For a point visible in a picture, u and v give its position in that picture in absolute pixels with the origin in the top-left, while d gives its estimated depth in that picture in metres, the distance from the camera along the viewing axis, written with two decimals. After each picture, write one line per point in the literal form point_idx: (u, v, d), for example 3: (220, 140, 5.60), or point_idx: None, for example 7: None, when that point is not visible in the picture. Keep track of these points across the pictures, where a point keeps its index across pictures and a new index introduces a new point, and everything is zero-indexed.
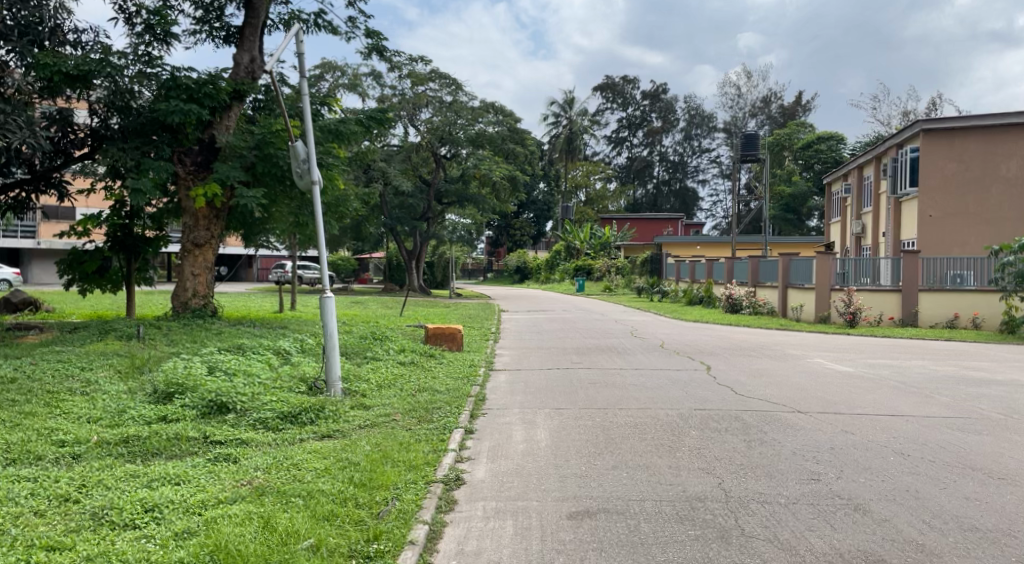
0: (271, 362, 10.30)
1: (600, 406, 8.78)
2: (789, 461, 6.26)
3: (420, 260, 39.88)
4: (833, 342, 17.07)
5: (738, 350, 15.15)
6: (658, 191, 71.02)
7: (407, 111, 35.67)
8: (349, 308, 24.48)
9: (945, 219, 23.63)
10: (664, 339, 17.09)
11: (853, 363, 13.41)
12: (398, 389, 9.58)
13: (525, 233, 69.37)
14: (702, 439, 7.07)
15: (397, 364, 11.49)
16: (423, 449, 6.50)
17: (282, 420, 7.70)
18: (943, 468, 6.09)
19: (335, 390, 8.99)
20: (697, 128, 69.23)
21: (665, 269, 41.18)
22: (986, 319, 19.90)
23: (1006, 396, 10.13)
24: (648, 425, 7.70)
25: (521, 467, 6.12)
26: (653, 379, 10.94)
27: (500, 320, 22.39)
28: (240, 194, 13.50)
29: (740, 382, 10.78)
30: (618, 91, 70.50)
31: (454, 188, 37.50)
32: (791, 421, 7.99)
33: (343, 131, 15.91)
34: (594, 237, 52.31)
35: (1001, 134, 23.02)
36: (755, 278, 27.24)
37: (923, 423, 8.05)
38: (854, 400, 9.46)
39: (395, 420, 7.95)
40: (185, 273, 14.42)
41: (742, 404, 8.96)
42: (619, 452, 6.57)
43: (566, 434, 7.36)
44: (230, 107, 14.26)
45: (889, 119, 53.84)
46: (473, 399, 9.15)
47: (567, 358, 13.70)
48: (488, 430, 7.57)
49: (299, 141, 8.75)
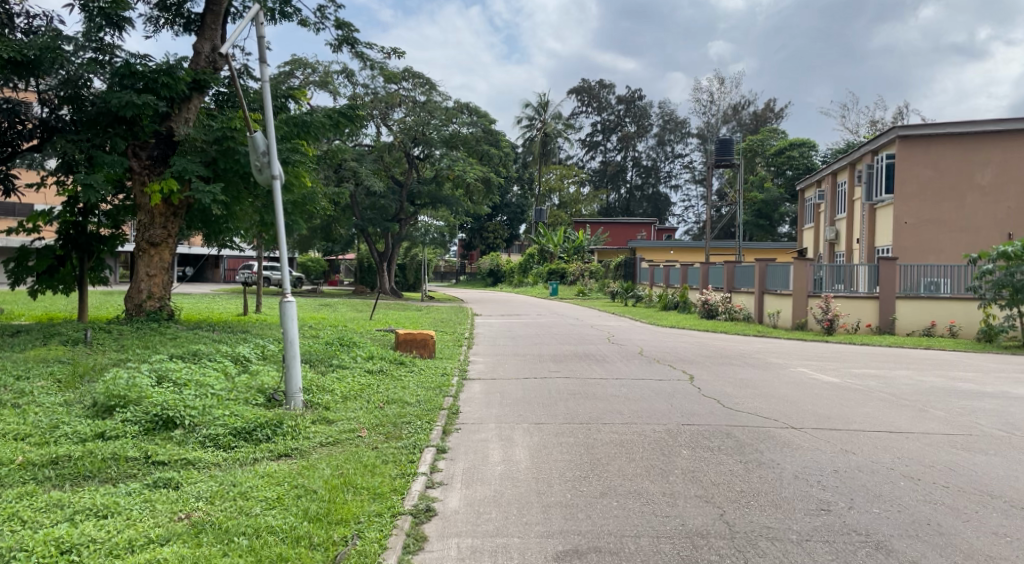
0: (227, 370, 9.57)
1: (582, 421, 8.20)
2: (793, 487, 5.72)
3: (392, 262, 39.05)
4: (813, 350, 16.71)
5: (719, 358, 14.68)
6: (632, 195, 70.86)
7: (380, 110, 34.89)
8: (317, 311, 23.63)
9: (921, 226, 23.42)
10: (642, 346, 16.58)
11: (839, 373, 12.95)
12: (365, 401, 8.89)
13: (499, 236, 68.67)
14: (694, 459, 6.50)
15: (365, 373, 10.80)
16: (389, 472, 5.85)
17: (234, 438, 6.99)
18: (959, 496, 5.61)
19: (295, 402, 8.27)
20: (670, 134, 69.13)
21: (639, 274, 40.85)
22: (963, 327, 19.70)
23: (1002, 410, 9.74)
24: (635, 442, 7.12)
25: (500, 495, 5.47)
26: (635, 390, 10.38)
27: (473, 325, 21.77)
28: (197, 189, 12.64)
29: (726, 393, 10.27)
30: (593, 95, 70.35)
31: (427, 189, 36.71)
32: (787, 439, 7.46)
33: (310, 124, 15.09)
34: (568, 240, 51.85)
35: (976, 141, 22.91)
36: (730, 283, 26.85)
37: (925, 441, 7.58)
38: (848, 414, 8.99)
39: (360, 437, 7.26)
40: (140, 272, 13.56)
41: (732, 418, 8.44)
42: (607, 476, 5.97)
43: (547, 453, 6.74)
44: (190, 99, 13.46)
45: (859, 128, 54.40)
46: (446, 413, 8.48)
47: (543, 366, 13.11)
48: (462, 449, 6.92)
49: (259, 131, 7.98)
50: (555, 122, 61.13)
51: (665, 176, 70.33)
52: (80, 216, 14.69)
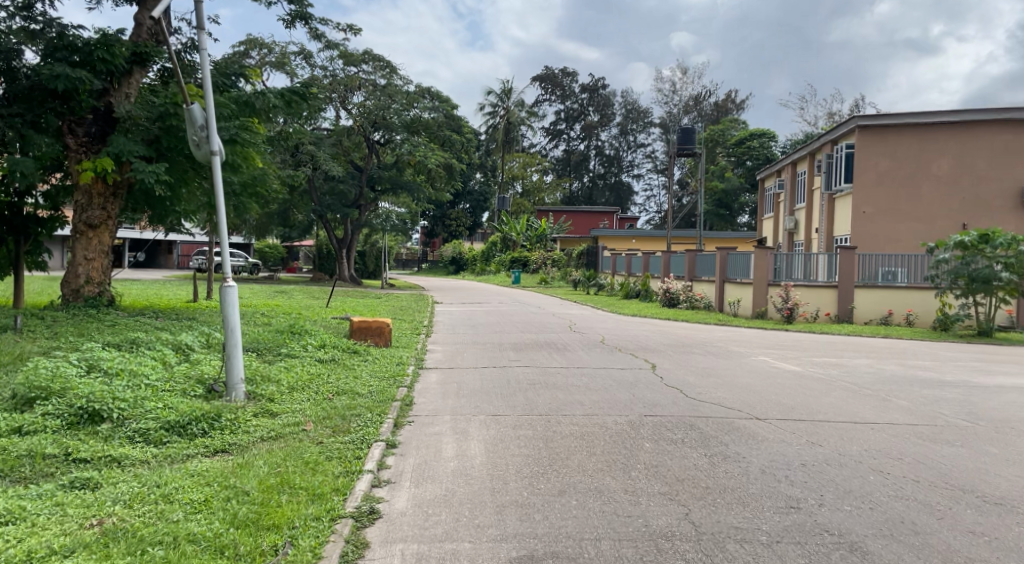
0: (166, 359, 9.02)
1: (542, 412, 7.86)
2: (761, 483, 5.43)
3: (351, 249, 38.30)
4: (774, 338, 16.60)
5: (681, 347, 14.46)
6: (595, 184, 70.79)
7: (339, 93, 34.08)
8: (271, 298, 22.91)
9: (879, 215, 23.53)
10: (604, 334, 16.32)
11: (801, 362, 12.81)
12: (313, 392, 8.42)
13: (461, 224, 68.00)
14: (657, 453, 6.20)
15: (315, 362, 10.32)
16: (333, 470, 5.42)
17: (165, 432, 6.50)
18: (931, 492, 5.38)
19: (237, 394, 7.78)
20: (633, 123, 69.11)
21: (601, 262, 40.70)
22: (920, 316, 19.89)
23: (964, 400, 9.64)
24: (596, 435, 6.81)
25: (451, 494, 5.10)
26: (596, 379, 10.07)
27: (433, 313, 21.32)
28: (137, 170, 11.96)
29: (689, 382, 10.02)
30: (556, 83, 70.00)
31: (387, 174, 35.96)
32: (752, 431, 7.19)
33: (259, 104, 14.46)
34: (530, 228, 51.54)
35: (934, 131, 23.11)
36: (691, 272, 26.75)
37: (891, 432, 7.40)
38: (812, 404, 8.79)
39: (305, 431, 6.82)
40: (77, 256, 12.84)
41: (695, 409, 8.18)
42: (566, 471, 5.63)
43: (504, 448, 6.37)
44: (131, 73, 12.71)
45: (816, 119, 55.00)
46: (399, 405, 8.05)
47: (504, 355, 12.73)
48: (414, 444, 6.52)
49: (195, 103, 7.44)
50: (518, 110, 60.62)
51: (628, 166, 70.33)
52: (16, 198, 13.70)
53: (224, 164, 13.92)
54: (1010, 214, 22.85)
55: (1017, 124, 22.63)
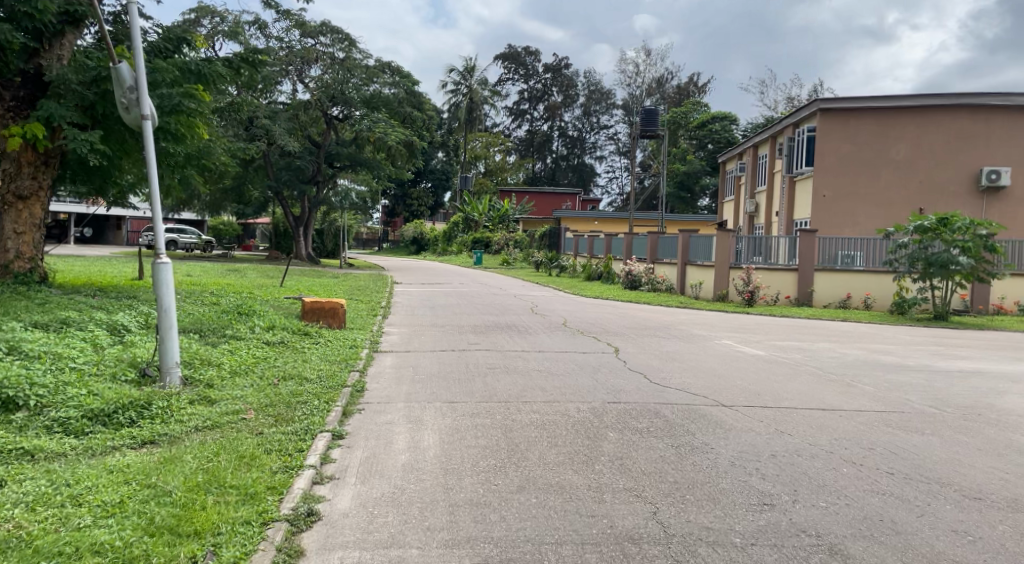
0: (97, 342, 8.43)
1: (501, 399, 7.46)
2: (731, 477, 5.08)
3: (308, 227, 37.39)
4: (737, 322, 16.42)
5: (643, 330, 14.16)
6: (558, 165, 70.31)
7: (295, 65, 33.13)
8: (223, 277, 22.10)
9: (838, 199, 23.54)
10: (566, 317, 15.98)
11: (764, 345, 12.60)
12: (257, 377, 7.92)
13: (422, 203, 67.09)
14: (621, 444, 5.84)
15: (262, 345, 9.78)
16: (270, 466, 4.95)
17: (88, 422, 6.00)
18: (907, 485, 5.08)
19: (171, 378, 7.23)
20: (596, 104, 68.73)
21: (564, 244, 40.42)
22: (877, 299, 19.94)
23: (928, 386, 9.46)
24: (558, 424, 6.44)
25: (400, 492, 4.67)
26: (559, 364, 9.69)
27: (391, 294, 20.76)
28: (70, 138, 11.24)
29: (653, 367, 9.69)
30: (520, 62, 69.27)
31: (346, 151, 35.01)
32: (718, 419, 6.84)
33: (207, 72, 13.79)
34: (493, 209, 51.02)
35: (893, 116, 23.14)
36: (653, 254, 26.54)
37: (860, 420, 7.13)
38: (778, 389, 8.48)
39: (243, 421, 6.34)
40: (5, 230, 12.04)
41: (659, 395, 7.84)
42: (526, 465, 5.24)
43: (459, 439, 5.96)
44: (64, 34, 12.03)
45: (776, 102, 55.32)
46: (348, 391, 7.58)
47: (463, 338, 12.28)
48: (363, 435, 6.07)
49: (124, 63, 7.03)
50: (481, 88, 59.82)
51: (591, 147, 69.96)
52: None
53: (167, 134, 13.11)
54: (967, 198, 22.99)
55: (974, 109, 22.77)
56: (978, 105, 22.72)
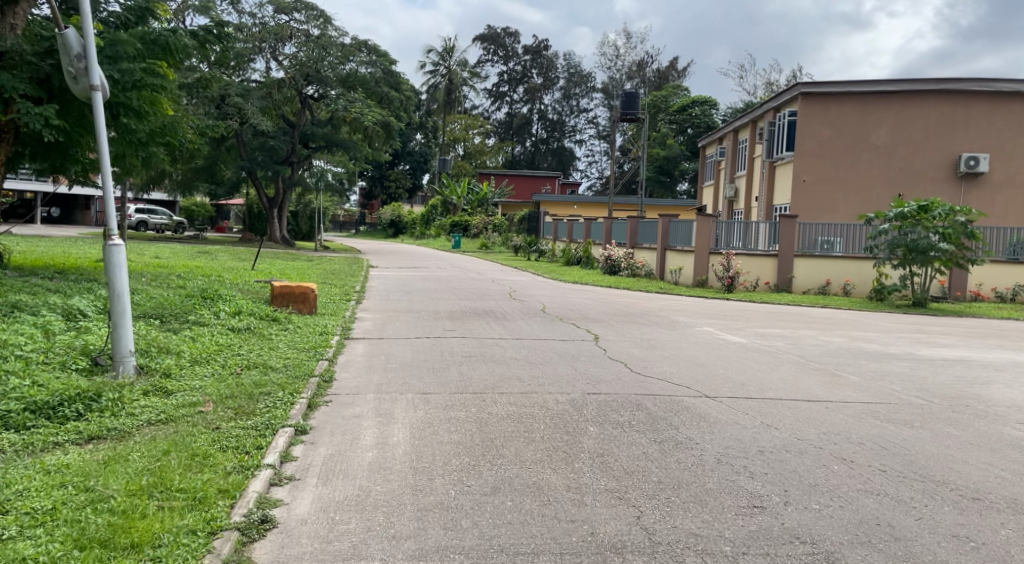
0: (49, 328, 7.99)
1: (475, 390, 7.11)
2: (717, 475, 4.77)
3: (283, 209, 36.69)
4: (717, 308, 16.18)
5: (623, 316, 13.88)
6: (537, 148, 69.78)
7: (269, 42, 32.37)
8: (192, 259, 21.52)
9: (818, 184, 23.37)
10: (545, 303, 15.65)
11: (745, 332, 12.37)
12: (218, 366, 7.53)
13: (400, 186, 66.29)
14: (601, 440, 5.52)
15: (227, 331, 9.37)
16: (224, 466, 4.57)
17: (30, 416, 5.57)
18: (901, 484, 4.79)
19: (125, 367, 6.82)
20: (576, 87, 68.29)
21: (543, 228, 40.08)
22: (856, 285, 19.82)
23: (913, 375, 9.25)
24: (535, 418, 6.11)
25: (365, 495, 4.32)
26: (537, 352, 9.36)
27: (366, 278, 20.32)
28: (22, 111, 10.73)
29: (633, 356, 9.39)
30: (499, 43, 68.62)
31: (322, 132, 34.25)
32: (703, 411, 6.50)
33: (173, 45, 13.20)
34: (471, 192, 50.48)
35: (873, 101, 23.00)
36: (632, 239, 26.27)
37: (849, 411, 6.86)
38: (763, 378, 8.18)
39: (202, 414, 5.96)
40: None
41: (640, 385, 7.53)
42: (501, 463, 4.91)
43: (432, 434, 5.61)
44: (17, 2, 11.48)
45: (755, 88, 55.23)
46: (315, 381, 7.20)
47: (438, 324, 11.91)
48: (329, 430, 5.70)
49: (71, 29, 6.60)
50: (460, 70, 59.13)
51: (570, 131, 69.46)
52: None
53: (127, 110, 12.48)
54: (945, 184, 22.91)
55: (954, 95, 22.67)
56: (958, 91, 22.62)
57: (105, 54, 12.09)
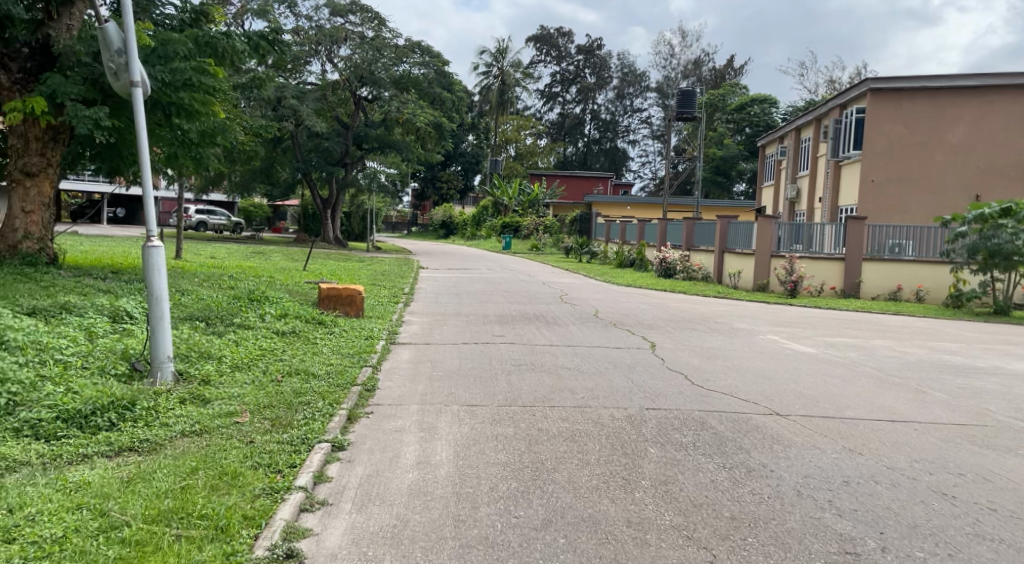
0: (93, 330, 7.83)
1: (524, 404, 6.63)
2: (799, 511, 4.21)
3: (336, 210, 36.83)
4: (781, 314, 15.36)
5: (680, 322, 13.25)
6: (589, 148, 69.07)
7: (324, 45, 32.52)
8: (246, 259, 21.60)
9: (887, 185, 22.27)
10: (599, 307, 15.09)
11: (812, 341, 11.61)
12: (259, 372, 7.23)
13: (452, 187, 66.25)
14: (664, 463, 5.00)
15: (272, 335, 9.13)
16: (253, 487, 4.22)
17: (62, 425, 5.33)
18: (1016, 528, 4.15)
19: (162, 375, 6.57)
20: (630, 86, 67.38)
21: (595, 230, 39.41)
22: (931, 292, 18.67)
23: (1005, 392, 8.42)
24: (589, 437, 5.62)
25: (403, 525, 3.92)
26: (590, 361, 8.85)
27: (416, 279, 20.05)
28: (74, 112, 10.65)
29: (694, 367, 8.80)
30: (552, 43, 68.14)
31: (375, 133, 34.28)
32: (775, 431, 5.90)
33: (225, 48, 13.19)
34: (523, 193, 50.02)
35: (950, 97, 21.76)
36: (688, 241, 25.45)
37: (941, 433, 6.16)
38: (838, 393, 7.50)
39: (238, 425, 5.64)
40: (13, 208, 11.70)
41: (703, 400, 6.95)
42: (554, 491, 4.44)
43: (477, 453, 5.18)
44: (73, 4, 11.55)
45: (817, 86, 53.44)
46: (358, 390, 6.86)
47: (487, 329, 11.49)
48: (368, 446, 5.32)
49: (112, 22, 6.37)
50: (514, 70, 58.85)
51: (624, 131, 68.48)
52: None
53: (179, 109, 12.41)
54: None
55: None
56: None
57: (158, 54, 11.97)
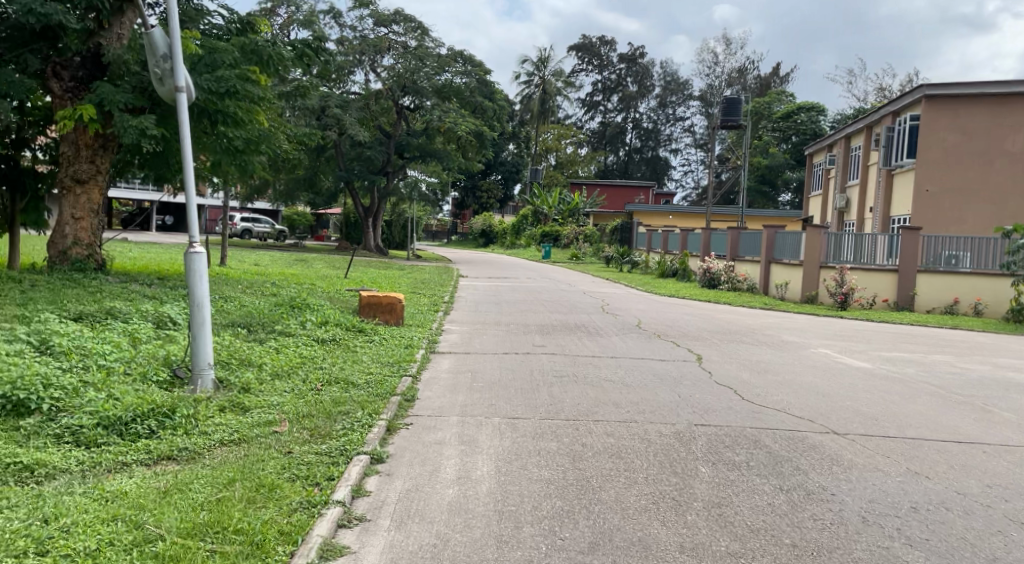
0: (137, 336, 7.85)
1: (568, 418, 6.43)
2: (865, 540, 3.93)
3: (378, 218, 37.03)
4: (831, 327, 14.88)
5: (725, 334, 12.90)
6: (631, 157, 68.60)
7: (368, 55, 32.84)
8: (289, 266, 21.79)
9: (943, 195, 21.57)
10: (641, 318, 14.81)
11: (866, 355, 11.17)
12: (299, 381, 7.15)
13: (492, 196, 66.30)
14: (717, 484, 4.76)
15: (312, 342, 9.07)
16: (291, 500, 4.09)
17: (102, 432, 5.29)
18: None
19: (203, 382, 6.51)
20: (672, 95, 66.74)
21: (637, 239, 39.00)
22: (990, 305, 17.87)
23: None
24: (636, 453, 5.40)
25: (443, 545, 3.75)
26: (634, 374, 8.61)
27: (456, 288, 19.98)
28: (123, 121, 10.78)
29: (743, 381, 8.49)
30: (594, 52, 67.89)
31: (417, 142, 34.51)
32: (834, 450, 5.59)
33: (271, 55, 13.25)
34: (563, 202, 49.74)
35: (1008, 104, 20.83)
36: (733, 251, 24.95)
37: (1014, 456, 5.78)
38: (899, 412, 7.13)
39: (277, 435, 5.54)
40: (64, 214, 11.91)
41: (755, 417, 6.66)
42: (600, 512, 4.22)
43: (519, 468, 4.99)
44: (124, 14, 11.74)
45: (866, 94, 52.22)
46: (397, 401, 6.72)
47: (528, 339, 11.31)
48: (407, 459, 5.18)
49: (157, 27, 6.37)
50: (555, 79, 58.79)
51: (666, 140, 67.84)
52: (13, 148, 12.56)
53: (225, 118, 12.51)
54: None
55: None
56: None
57: (205, 63, 12.12)
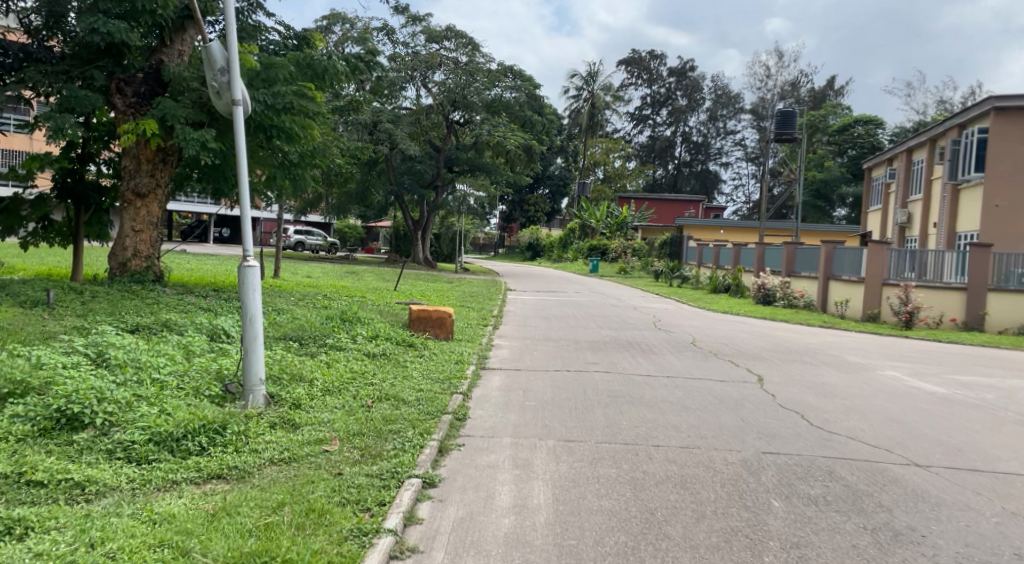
0: (190, 349, 7.80)
1: (626, 442, 6.13)
2: None
3: (426, 231, 37.07)
4: (897, 348, 14.22)
5: (785, 354, 12.39)
6: (680, 171, 67.78)
7: (418, 71, 32.99)
8: (338, 279, 21.84)
9: (1014, 210, 20.62)
10: (695, 335, 14.37)
11: (938, 379, 10.58)
12: (350, 397, 7.00)
13: (540, 209, 66.05)
14: (793, 521, 4.42)
15: (362, 357, 8.95)
16: (339, 528, 3.90)
17: (153, 448, 5.20)
18: None
19: (254, 397, 6.42)
20: (723, 108, 65.71)
21: (687, 254, 38.34)
22: None
23: None
24: (701, 483, 5.08)
25: None
26: (693, 395, 8.25)
27: (504, 302, 19.75)
28: (182, 134, 10.88)
29: (809, 405, 8.07)
30: (643, 66, 67.33)
31: (466, 156, 34.88)
32: (917, 485, 5.19)
33: (326, 70, 13.27)
34: (611, 216, 49.14)
35: None
36: (789, 266, 24.24)
37: None
38: (984, 443, 6.63)
39: (326, 454, 5.38)
40: (125, 227, 12.10)
41: (827, 445, 6.26)
42: (669, 551, 3.92)
43: (578, 497, 4.72)
44: (184, 29, 11.85)
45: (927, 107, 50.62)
46: (449, 420, 6.52)
47: (580, 356, 11.02)
48: (460, 483, 4.96)
49: (216, 41, 6.30)
50: (604, 93, 58.38)
51: (716, 154, 66.83)
52: (78, 163, 12.69)
53: (280, 133, 12.57)
54: None
55: None
56: None
57: (262, 78, 12.15)
